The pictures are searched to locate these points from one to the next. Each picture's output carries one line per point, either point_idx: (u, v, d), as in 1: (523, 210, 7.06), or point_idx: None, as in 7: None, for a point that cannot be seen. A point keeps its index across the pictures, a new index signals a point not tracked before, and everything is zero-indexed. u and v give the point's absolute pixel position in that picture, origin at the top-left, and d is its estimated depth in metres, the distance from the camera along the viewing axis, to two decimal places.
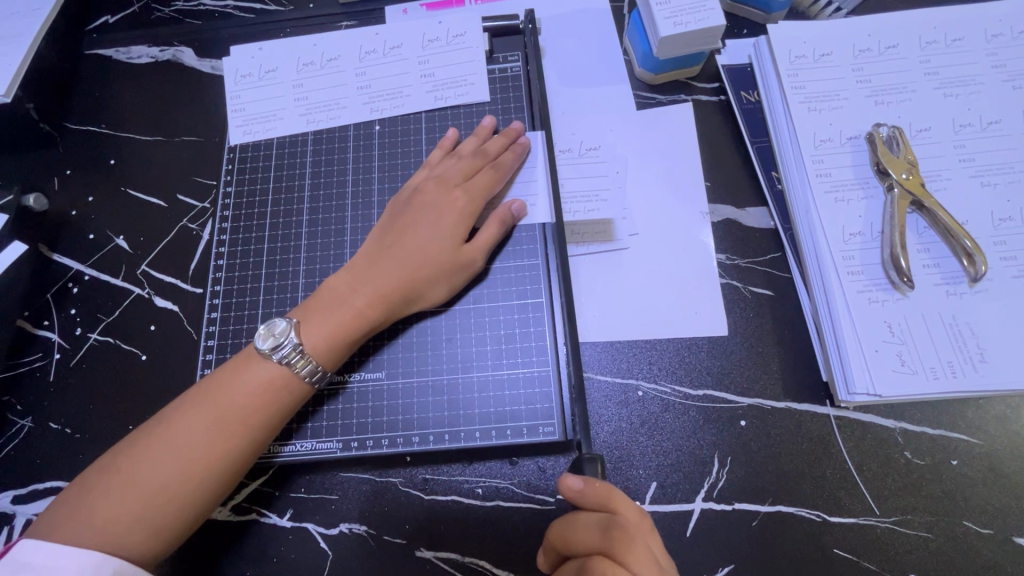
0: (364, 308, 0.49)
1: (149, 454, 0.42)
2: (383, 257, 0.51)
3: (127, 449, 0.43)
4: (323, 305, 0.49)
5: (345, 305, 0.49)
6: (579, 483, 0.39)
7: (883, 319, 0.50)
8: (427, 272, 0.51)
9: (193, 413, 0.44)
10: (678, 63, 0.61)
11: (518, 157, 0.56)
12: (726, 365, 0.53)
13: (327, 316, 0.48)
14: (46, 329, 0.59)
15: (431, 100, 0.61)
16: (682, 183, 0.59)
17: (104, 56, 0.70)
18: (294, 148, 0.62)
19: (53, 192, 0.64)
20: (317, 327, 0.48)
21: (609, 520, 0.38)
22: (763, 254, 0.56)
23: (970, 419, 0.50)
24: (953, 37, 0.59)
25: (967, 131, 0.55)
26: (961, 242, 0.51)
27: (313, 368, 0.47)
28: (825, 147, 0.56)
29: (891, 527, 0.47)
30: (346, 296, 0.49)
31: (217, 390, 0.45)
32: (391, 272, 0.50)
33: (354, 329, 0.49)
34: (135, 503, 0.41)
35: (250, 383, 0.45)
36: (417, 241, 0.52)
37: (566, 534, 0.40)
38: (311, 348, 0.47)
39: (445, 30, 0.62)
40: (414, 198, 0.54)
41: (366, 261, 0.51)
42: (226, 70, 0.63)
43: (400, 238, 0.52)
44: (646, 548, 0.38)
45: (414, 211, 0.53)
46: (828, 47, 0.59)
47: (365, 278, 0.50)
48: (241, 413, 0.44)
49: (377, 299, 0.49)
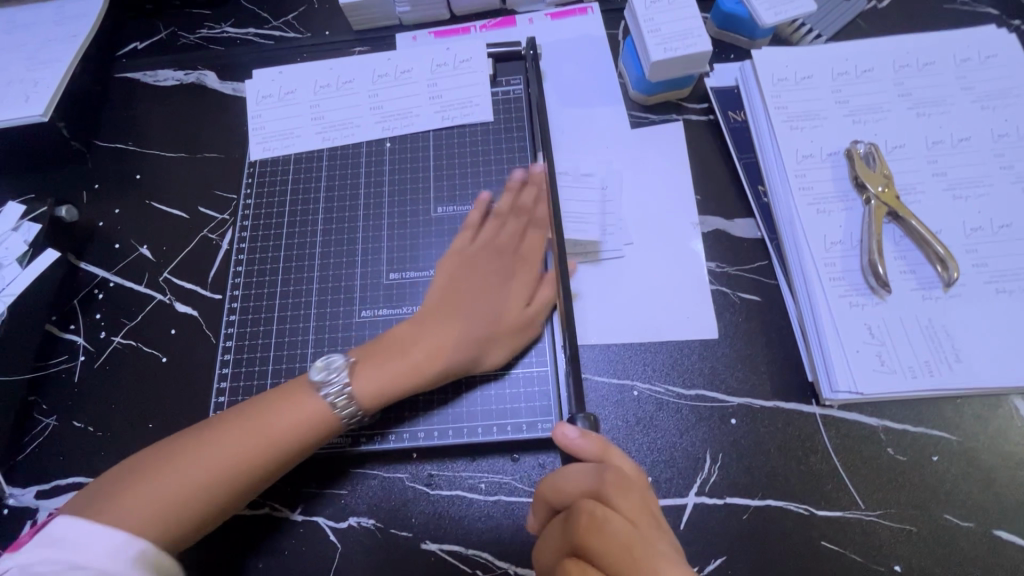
0: (422, 363, 0.51)
1: (196, 454, 0.46)
2: (449, 316, 0.54)
3: (176, 447, 0.46)
4: (387, 356, 0.51)
5: (406, 359, 0.51)
6: (575, 431, 0.43)
7: (863, 322, 0.53)
8: (488, 335, 0.53)
9: (242, 426, 0.47)
10: (669, 85, 0.65)
11: (535, 194, 0.59)
12: (717, 366, 0.56)
13: (387, 366, 0.51)
14: (73, 333, 0.62)
15: (439, 120, 0.65)
16: (673, 196, 0.63)
17: (132, 79, 0.75)
18: (310, 163, 0.66)
19: (82, 204, 0.68)
20: (375, 374, 0.50)
21: (602, 467, 0.41)
22: (751, 262, 0.60)
23: (949, 418, 0.52)
24: (925, 62, 0.63)
25: (939, 147, 0.59)
26: (934, 249, 0.54)
27: (353, 410, 0.49)
28: (807, 162, 0.60)
29: (876, 520, 0.50)
30: (406, 348, 0.52)
31: (269, 409, 0.48)
32: (451, 332, 0.53)
33: (408, 384, 0.51)
34: (182, 498, 0.44)
35: (303, 411, 0.48)
36: (491, 300, 0.55)
37: (558, 484, 0.42)
38: (359, 393, 0.49)
39: (453, 56, 0.67)
40: (476, 257, 0.57)
41: (431, 316, 0.54)
42: (247, 91, 0.68)
43: (465, 297, 0.55)
44: (638, 497, 0.40)
45: (479, 272, 0.56)
46: (808, 70, 0.64)
47: (428, 334, 0.53)
48: (291, 434, 0.47)
49: (438, 356, 0.52)
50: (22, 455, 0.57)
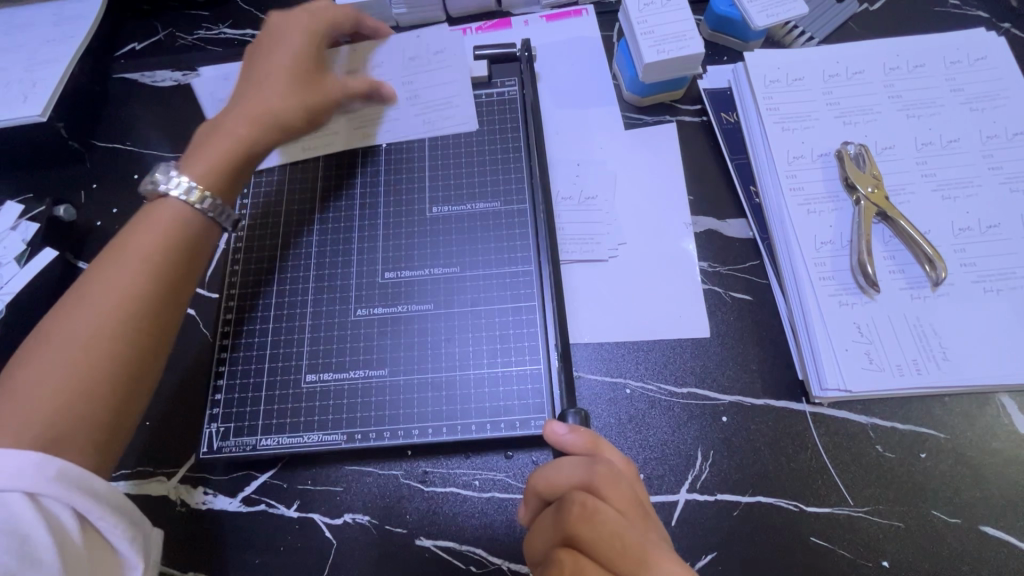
0: (231, 141, 0.53)
1: (97, 346, 0.43)
2: (259, 105, 0.55)
3: (62, 348, 0.42)
4: (212, 143, 0.53)
5: (222, 136, 0.54)
6: (564, 428, 0.44)
7: (853, 321, 0.54)
8: (293, 94, 0.56)
9: (141, 292, 0.45)
10: (663, 87, 0.66)
11: (350, 20, 0.62)
12: (708, 364, 0.56)
13: (216, 150, 0.53)
14: None
15: (419, 124, 0.65)
16: (666, 196, 0.63)
17: (130, 80, 0.76)
18: (306, 163, 0.66)
19: (80, 204, 0.69)
20: (206, 160, 0.52)
21: (592, 458, 0.42)
22: (743, 262, 0.60)
23: (937, 415, 0.53)
24: (915, 64, 0.64)
25: (929, 148, 0.60)
26: (922, 249, 0.55)
27: (211, 203, 0.51)
28: (798, 163, 0.61)
29: (865, 516, 0.50)
30: (233, 131, 0.54)
31: (133, 265, 0.46)
32: (255, 105, 0.55)
33: (228, 164, 0.53)
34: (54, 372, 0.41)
35: (115, 258, 0.46)
36: (280, 93, 0.56)
37: (550, 477, 0.42)
38: (197, 177, 0.51)
39: (424, 46, 0.65)
40: (268, 56, 0.58)
41: (245, 104, 0.55)
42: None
43: (267, 92, 0.56)
44: (628, 488, 0.40)
45: (271, 61, 0.57)
46: (799, 73, 0.65)
47: (241, 117, 0.54)
48: (115, 268, 0.46)
49: (252, 123, 0.54)
50: None
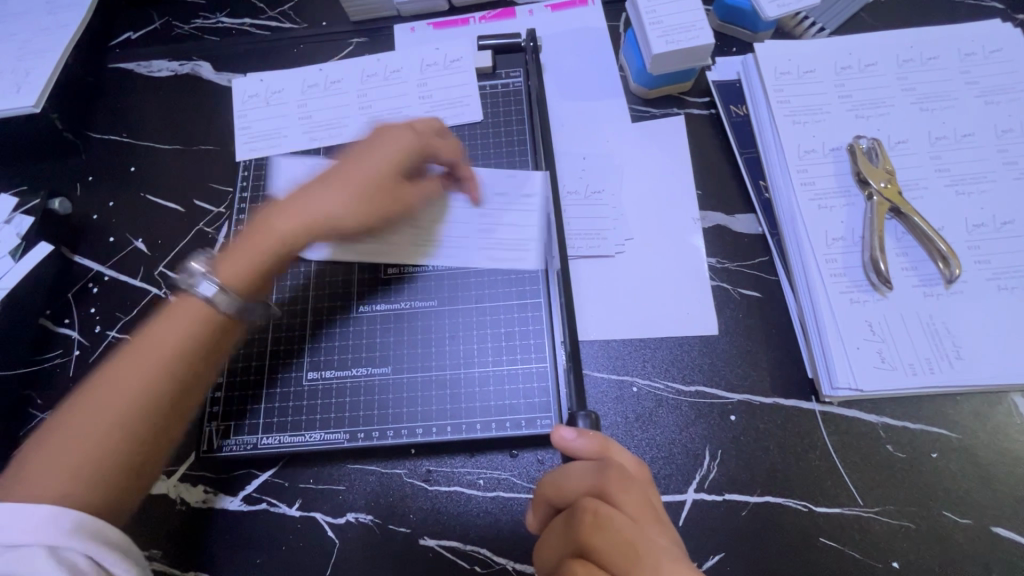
0: (252, 238, 0.50)
1: (119, 439, 0.40)
2: (295, 198, 0.53)
3: (80, 447, 0.39)
4: (249, 239, 0.51)
5: (254, 243, 0.50)
6: (571, 433, 0.43)
7: (864, 319, 0.53)
8: (331, 209, 0.52)
9: (176, 374, 0.43)
10: (671, 79, 0.64)
11: (456, 108, 0.60)
12: (717, 362, 0.55)
13: (247, 247, 0.50)
14: (67, 327, 0.61)
15: (429, 121, 0.65)
16: (674, 191, 0.62)
17: (126, 70, 0.74)
18: (306, 157, 0.65)
19: (76, 197, 0.67)
20: (237, 257, 0.49)
21: (602, 463, 0.41)
22: (752, 258, 0.59)
23: (949, 415, 0.52)
24: (928, 56, 0.63)
25: (942, 142, 0.59)
26: (936, 246, 0.54)
27: (234, 299, 0.47)
28: (809, 157, 0.60)
29: (874, 516, 0.50)
30: (267, 229, 0.51)
31: (189, 360, 0.44)
32: (284, 214, 0.52)
33: (258, 257, 0.50)
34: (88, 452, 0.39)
35: (180, 328, 0.45)
36: (338, 184, 0.53)
37: (559, 484, 0.41)
38: (224, 275, 0.48)
39: (443, 55, 0.67)
40: (349, 151, 0.56)
41: (289, 200, 0.53)
42: (235, 91, 0.68)
43: (319, 181, 0.54)
44: (640, 491, 0.39)
45: (348, 157, 0.55)
46: (810, 64, 0.63)
47: (284, 212, 0.52)
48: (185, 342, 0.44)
49: (299, 228, 0.51)
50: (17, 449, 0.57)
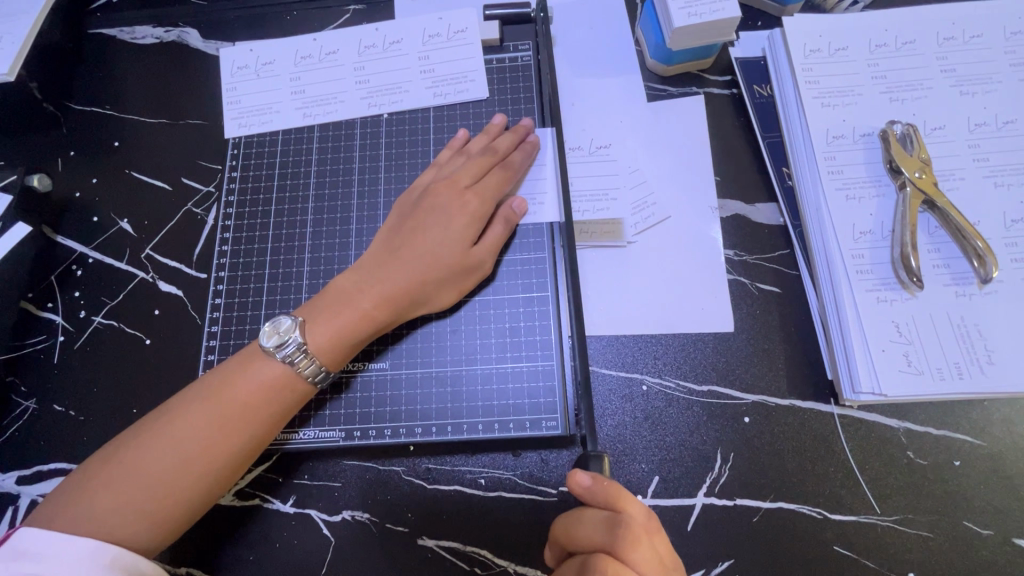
0: (396, 300, 0.49)
1: (183, 497, 0.43)
2: (391, 259, 0.51)
3: (149, 497, 0.42)
4: (330, 306, 0.49)
5: (344, 315, 0.48)
6: (587, 479, 0.40)
7: (891, 319, 0.50)
8: (429, 274, 0.50)
9: (232, 443, 0.44)
10: (691, 54, 0.60)
11: (528, 154, 0.56)
12: (732, 361, 0.53)
13: (335, 316, 0.48)
14: (51, 312, 0.59)
15: (430, 97, 0.60)
16: (692, 176, 0.58)
17: (108, 36, 0.69)
18: (300, 136, 0.61)
19: (57, 173, 0.64)
20: (324, 326, 0.48)
21: (615, 519, 0.40)
22: (772, 251, 0.56)
23: (974, 421, 0.50)
24: (971, 34, 0.58)
25: (982, 129, 0.55)
26: (972, 243, 0.51)
27: (317, 368, 0.47)
28: (838, 143, 0.56)
29: (892, 525, 0.48)
30: (354, 295, 0.49)
31: (245, 429, 0.45)
32: (403, 274, 0.50)
33: (367, 326, 0.49)
34: (133, 501, 0.41)
35: (253, 385, 0.45)
36: (426, 245, 0.51)
37: (571, 531, 0.41)
38: (315, 348, 0.47)
39: (446, 26, 0.62)
40: (424, 198, 0.53)
41: (374, 261, 0.51)
42: (222, 62, 0.64)
43: (408, 239, 0.51)
44: (649, 547, 0.39)
45: (425, 210, 0.53)
46: (843, 41, 0.59)
47: (370, 278, 0.50)
48: (244, 411, 0.45)
49: (386, 305, 0.49)
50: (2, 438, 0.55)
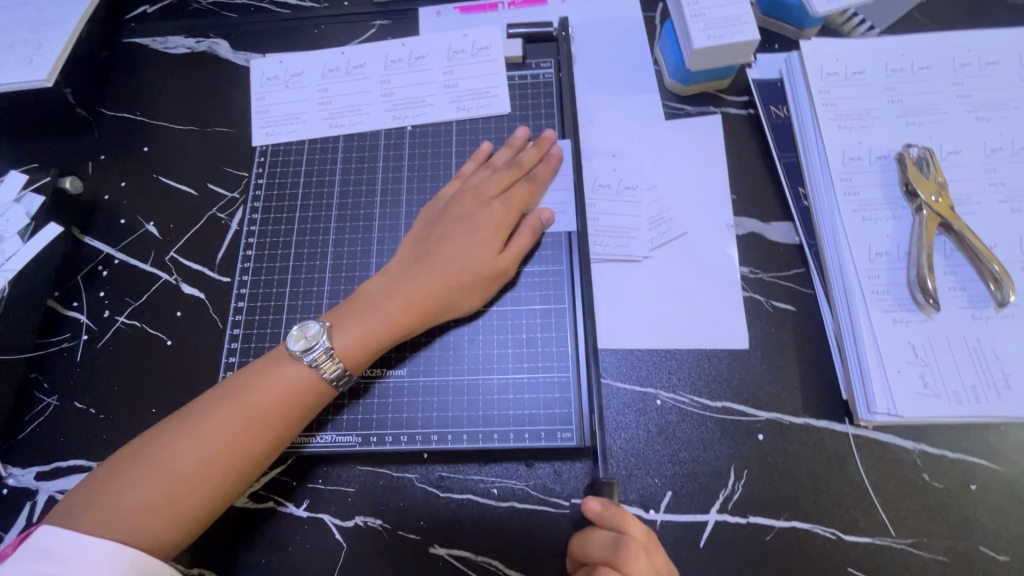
0: (422, 305, 0.50)
1: (204, 496, 0.43)
2: (417, 266, 0.52)
3: (171, 495, 0.42)
4: (357, 311, 0.50)
5: (371, 320, 0.49)
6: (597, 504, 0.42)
7: (907, 341, 0.50)
8: (455, 280, 0.51)
9: (254, 443, 0.45)
10: (710, 75, 0.61)
11: (550, 167, 0.57)
12: (747, 378, 0.53)
13: (362, 321, 0.49)
14: (75, 311, 0.60)
15: (453, 110, 0.62)
16: (708, 194, 0.59)
17: (141, 45, 0.72)
18: (325, 145, 0.63)
19: (88, 176, 0.65)
20: (351, 331, 0.48)
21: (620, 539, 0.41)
22: (787, 269, 0.56)
23: (990, 444, 0.49)
24: (987, 61, 0.59)
25: (998, 154, 0.55)
26: (988, 267, 0.51)
27: (341, 372, 0.48)
28: (854, 165, 0.57)
29: (906, 548, 0.47)
30: (381, 301, 0.50)
31: (267, 429, 0.45)
32: (429, 281, 0.51)
33: (393, 331, 0.49)
34: (154, 500, 0.42)
35: (275, 387, 0.46)
36: (451, 253, 0.52)
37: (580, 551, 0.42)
38: (342, 352, 0.48)
39: (470, 42, 0.63)
40: (449, 207, 0.55)
41: (400, 268, 0.52)
42: (252, 73, 0.66)
43: (434, 247, 0.52)
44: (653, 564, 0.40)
45: (451, 219, 0.54)
46: (860, 65, 0.60)
47: (397, 285, 0.51)
48: (266, 412, 0.45)
49: (413, 310, 0.50)
50: (22, 434, 0.55)
